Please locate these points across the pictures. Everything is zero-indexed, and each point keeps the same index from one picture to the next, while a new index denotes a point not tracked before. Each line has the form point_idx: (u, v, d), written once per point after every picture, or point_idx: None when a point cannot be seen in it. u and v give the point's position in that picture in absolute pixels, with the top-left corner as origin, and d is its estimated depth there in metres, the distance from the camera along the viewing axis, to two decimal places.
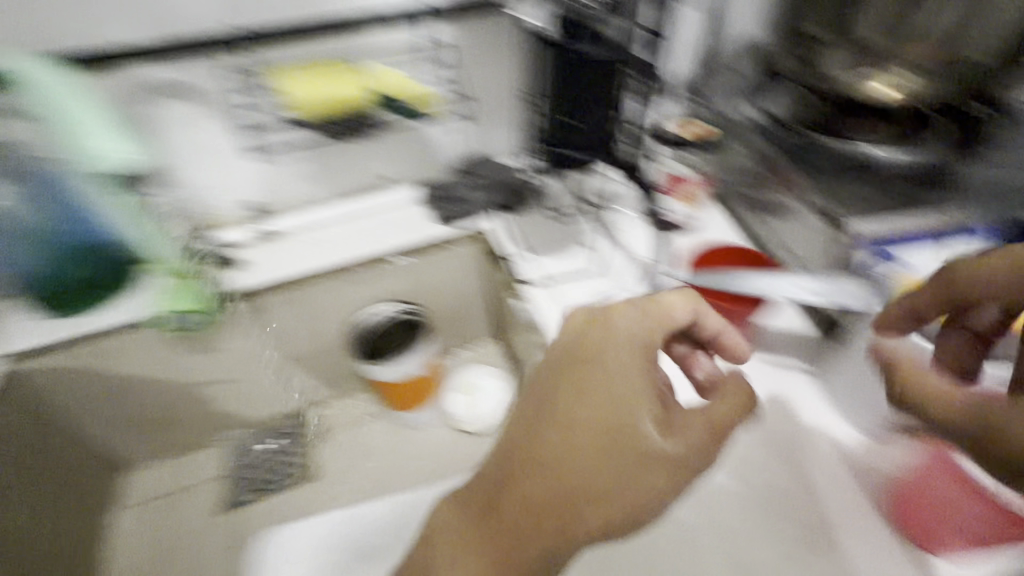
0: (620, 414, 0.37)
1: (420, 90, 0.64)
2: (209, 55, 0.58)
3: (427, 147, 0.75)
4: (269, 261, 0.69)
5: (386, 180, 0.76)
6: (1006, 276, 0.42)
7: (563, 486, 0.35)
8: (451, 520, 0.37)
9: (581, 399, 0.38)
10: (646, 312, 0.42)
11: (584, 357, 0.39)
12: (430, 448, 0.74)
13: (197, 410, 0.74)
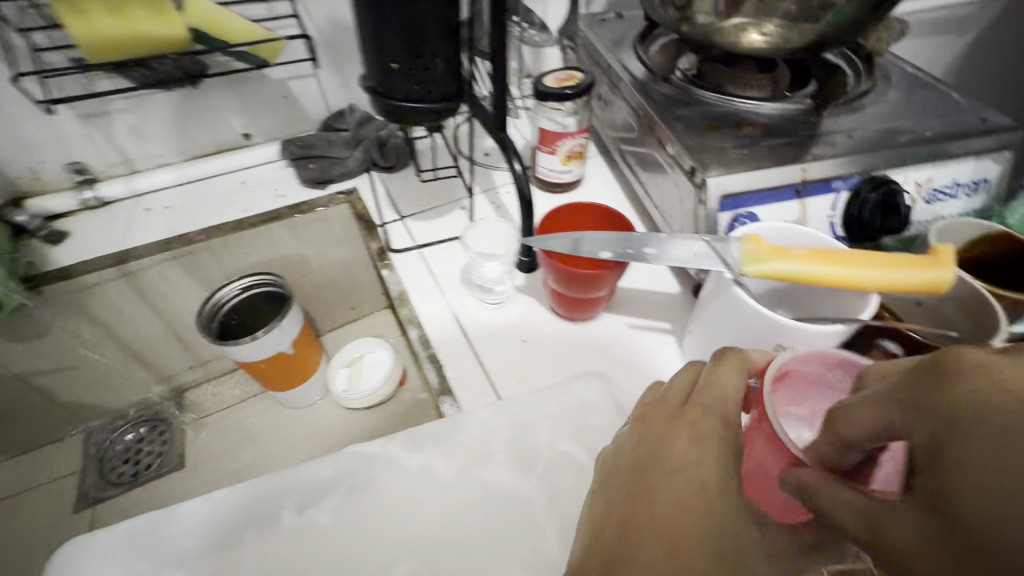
0: (727, 539, 0.28)
1: (249, 30, 0.56)
2: None
3: (286, 97, 0.66)
4: (98, 239, 0.60)
5: (244, 137, 0.68)
6: (881, 411, 0.25)
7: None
8: None
9: (682, 521, 0.28)
10: (721, 400, 0.33)
11: (661, 464, 0.31)
12: (311, 430, 0.69)
13: (43, 399, 0.67)
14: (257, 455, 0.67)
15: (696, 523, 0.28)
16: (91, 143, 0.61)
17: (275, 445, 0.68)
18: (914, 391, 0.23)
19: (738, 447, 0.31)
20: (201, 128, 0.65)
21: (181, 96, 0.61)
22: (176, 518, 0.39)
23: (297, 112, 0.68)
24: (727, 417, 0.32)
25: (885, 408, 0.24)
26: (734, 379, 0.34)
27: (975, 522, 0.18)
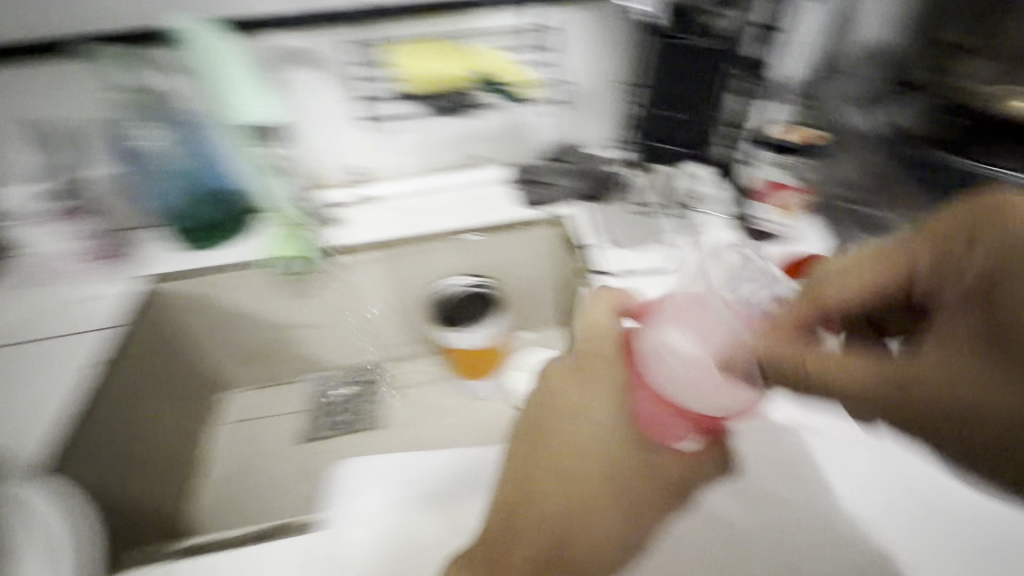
0: (603, 434, 0.43)
1: (524, 77, 0.63)
2: (334, 26, 0.63)
3: (515, 127, 0.76)
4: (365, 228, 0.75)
5: (472, 158, 0.79)
6: (888, 265, 0.41)
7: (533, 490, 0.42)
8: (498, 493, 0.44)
9: (576, 429, 0.43)
10: (601, 341, 0.44)
11: (563, 409, 0.44)
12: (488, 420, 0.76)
13: (288, 348, 0.82)
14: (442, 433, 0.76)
15: (563, 424, 0.44)
16: (369, 150, 0.76)
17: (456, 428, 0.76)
18: (972, 232, 0.39)
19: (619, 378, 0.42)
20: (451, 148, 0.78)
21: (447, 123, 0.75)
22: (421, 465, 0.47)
23: (527, 144, 0.78)
24: (605, 350, 0.44)
25: (920, 248, 0.41)
26: (603, 320, 0.45)
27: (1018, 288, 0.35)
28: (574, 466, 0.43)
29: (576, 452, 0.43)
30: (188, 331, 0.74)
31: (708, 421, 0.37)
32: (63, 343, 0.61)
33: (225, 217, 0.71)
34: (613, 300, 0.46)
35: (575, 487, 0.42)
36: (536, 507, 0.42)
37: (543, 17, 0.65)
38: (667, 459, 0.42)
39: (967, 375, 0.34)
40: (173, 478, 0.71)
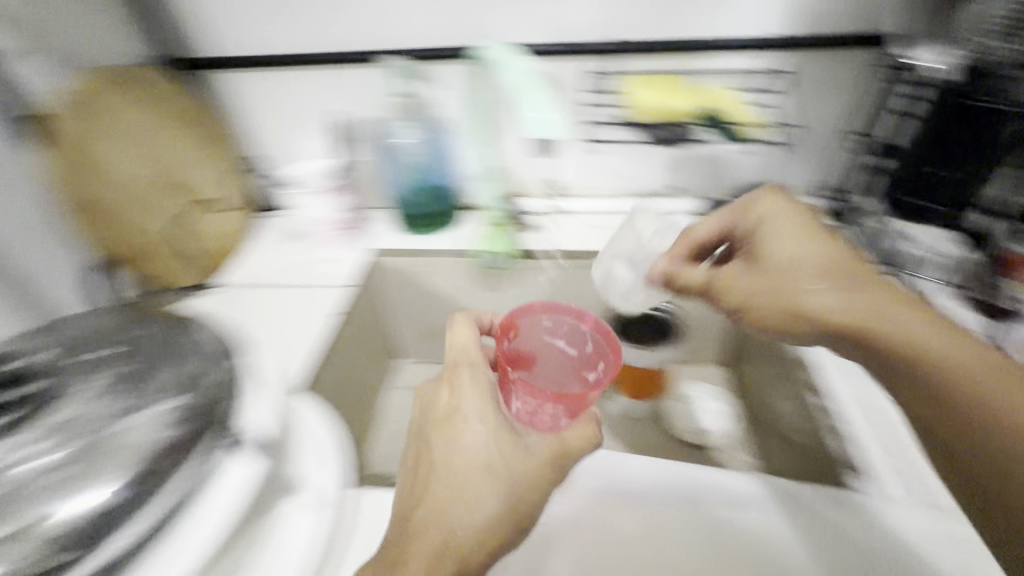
0: (476, 443, 0.41)
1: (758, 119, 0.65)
2: (582, 56, 0.69)
3: (716, 163, 0.78)
4: (555, 239, 0.80)
5: (664, 187, 0.82)
6: (717, 221, 0.57)
7: (451, 478, 0.40)
8: (438, 462, 0.41)
9: (461, 429, 0.42)
10: (464, 353, 0.47)
11: (433, 408, 0.45)
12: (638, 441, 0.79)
13: None
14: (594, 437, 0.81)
15: (460, 438, 0.42)
16: (573, 168, 0.82)
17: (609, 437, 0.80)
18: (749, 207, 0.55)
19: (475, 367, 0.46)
20: (649, 176, 0.81)
21: (651, 155, 0.78)
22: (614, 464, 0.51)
23: (728, 181, 0.79)
24: (472, 362, 0.47)
25: (719, 217, 0.57)
26: (465, 338, 0.48)
27: (806, 253, 0.50)
28: (441, 454, 0.41)
29: (472, 463, 0.40)
30: (390, 298, 0.85)
31: (575, 400, 0.44)
32: (312, 295, 0.72)
33: (443, 209, 0.82)
34: (473, 318, 0.51)
35: (471, 473, 0.40)
36: (430, 502, 0.39)
37: (779, 62, 0.67)
38: (551, 446, 0.42)
39: (869, 308, 0.44)
40: (364, 424, 0.81)
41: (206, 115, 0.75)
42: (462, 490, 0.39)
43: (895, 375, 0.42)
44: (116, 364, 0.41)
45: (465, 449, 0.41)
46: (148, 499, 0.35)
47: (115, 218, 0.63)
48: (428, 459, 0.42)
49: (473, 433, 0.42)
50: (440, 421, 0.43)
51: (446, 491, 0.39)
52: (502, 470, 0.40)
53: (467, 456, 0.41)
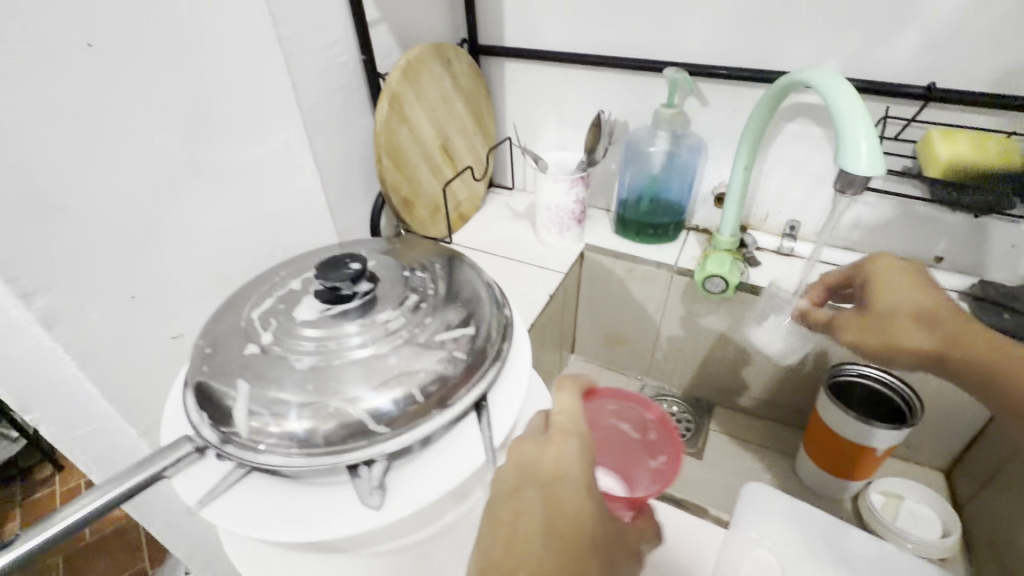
0: (582, 515, 0.36)
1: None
2: (878, 97, 0.65)
3: (1014, 246, 0.69)
4: (781, 280, 0.77)
5: (936, 259, 0.75)
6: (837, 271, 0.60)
7: (558, 541, 0.34)
8: (537, 520, 0.35)
9: (563, 496, 0.36)
10: (571, 420, 0.41)
11: (534, 466, 0.38)
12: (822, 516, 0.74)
13: (647, 346, 0.91)
14: None
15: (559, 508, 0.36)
16: (819, 211, 0.78)
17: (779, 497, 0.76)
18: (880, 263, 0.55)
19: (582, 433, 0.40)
20: (909, 242, 0.75)
21: (919, 219, 0.72)
22: (844, 540, 0.46)
23: (1010, 266, 0.70)
24: (581, 431, 0.40)
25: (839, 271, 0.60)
26: (570, 403, 0.42)
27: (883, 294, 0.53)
28: (540, 520, 0.35)
29: (574, 532, 0.35)
30: (588, 294, 0.91)
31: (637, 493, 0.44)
32: (530, 271, 0.82)
33: (666, 221, 0.83)
34: (578, 379, 0.44)
35: (572, 548, 0.34)
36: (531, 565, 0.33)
37: None
38: (631, 537, 0.39)
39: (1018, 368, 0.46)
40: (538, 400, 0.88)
41: (484, 98, 0.89)
42: (566, 550, 0.34)
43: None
44: (424, 285, 0.49)
45: (573, 515, 0.36)
46: (444, 405, 0.41)
47: (407, 168, 0.76)
48: (523, 518, 0.35)
49: (580, 495, 0.37)
50: (546, 477, 0.37)
51: (547, 552, 0.34)
52: (604, 543, 0.36)
53: (573, 519, 0.35)
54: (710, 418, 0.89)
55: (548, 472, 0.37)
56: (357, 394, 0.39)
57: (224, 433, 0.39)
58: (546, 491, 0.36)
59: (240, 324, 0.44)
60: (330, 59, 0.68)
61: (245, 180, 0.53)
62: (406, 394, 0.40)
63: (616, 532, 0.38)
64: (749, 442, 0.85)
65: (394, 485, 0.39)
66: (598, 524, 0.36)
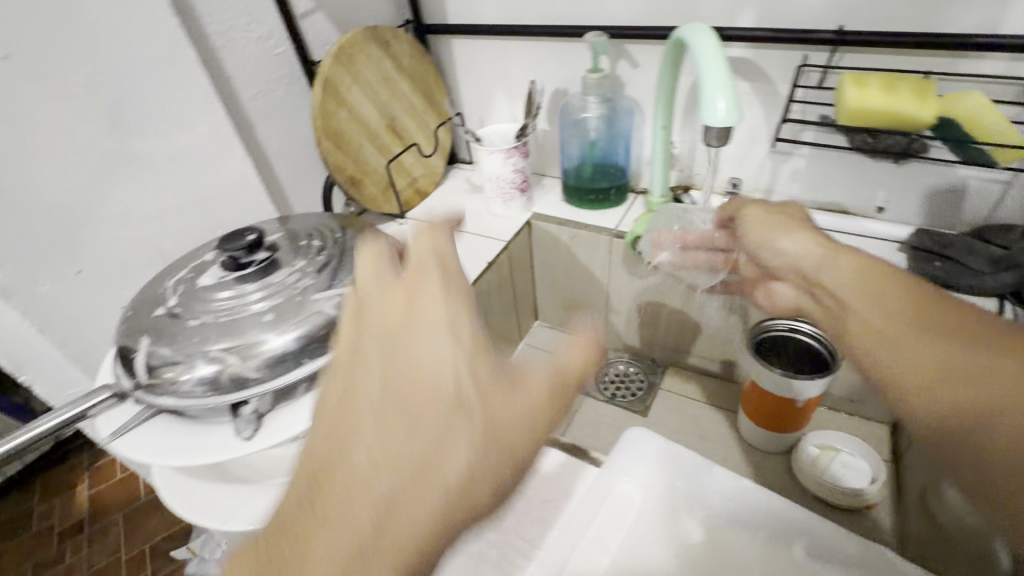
0: (436, 357, 0.29)
1: (1007, 134, 0.54)
2: (793, 46, 0.64)
3: (953, 191, 0.66)
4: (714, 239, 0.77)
5: (877, 210, 0.72)
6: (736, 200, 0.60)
7: (399, 407, 0.28)
8: (378, 381, 0.29)
9: (411, 347, 0.30)
10: (428, 256, 0.33)
11: (374, 325, 0.32)
12: (759, 468, 0.75)
13: (601, 310, 0.94)
14: (706, 445, 0.79)
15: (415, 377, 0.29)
16: (756, 165, 0.76)
17: (720, 451, 0.78)
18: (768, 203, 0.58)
19: (445, 273, 0.33)
20: (849, 194, 0.73)
21: (853, 169, 0.70)
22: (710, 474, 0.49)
23: (954, 212, 0.67)
24: (442, 265, 0.33)
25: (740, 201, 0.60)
26: (431, 239, 0.34)
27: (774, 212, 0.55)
28: (374, 385, 0.29)
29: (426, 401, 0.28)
30: (541, 261, 0.94)
31: None
32: (475, 241, 0.86)
33: (606, 186, 0.85)
34: (450, 219, 0.37)
35: (425, 405, 0.28)
36: (360, 439, 0.27)
37: None
38: (553, 376, 0.30)
39: (893, 311, 0.37)
40: None
41: (433, 76, 0.92)
42: (406, 418, 0.28)
43: (932, 383, 0.32)
44: (321, 252, 0.55)
45: (421, 367, 0.29)
46: (323, 351, 0.48)
47: (351, 149, 0.81)
48: (364, 382, 0.29)
49: (435, 343, 0.30)
50: (395, 331, 0.31)
51: (386, 418, 0.28)
52: (471, 389, 0.29)
53: (424, 375, 0.29)
54: (663, 378, 0.91)
55: (390, 325, 0.31)
56: (264, 337, 0.47)
57: (136, 381, 0.46)
58: (392, 351, 0.30)
59: (158, 292, 0.51)
60: (265, 51, 0.73)
61: (178, 166, 0.60)
62: (288, 344, 0.46)
63: (504, 381, 0.30)
64: (699, 400, 0.86)
65: (269, 421, 0.47)
66: (470, 367, 0.29)
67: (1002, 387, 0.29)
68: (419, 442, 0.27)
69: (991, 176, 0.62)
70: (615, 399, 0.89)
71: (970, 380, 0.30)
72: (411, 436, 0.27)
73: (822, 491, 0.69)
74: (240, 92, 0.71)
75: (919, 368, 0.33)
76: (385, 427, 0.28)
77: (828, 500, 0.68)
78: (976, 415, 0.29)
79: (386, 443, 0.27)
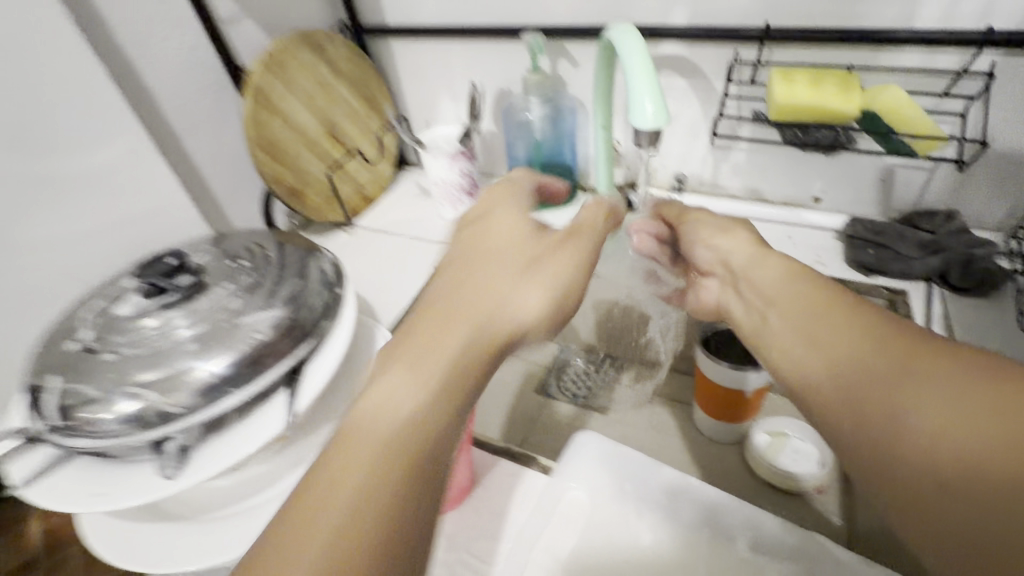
0: (511, 227, 0.41)
1: (926, 126, 0.55)
2: (724, 43, 0.65)
3: (882, 180, 0.68)
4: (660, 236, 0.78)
5: (814, 200, 0.74)
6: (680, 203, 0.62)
7: (481, 265, 0.38)
8: (465, 254, 0.39)
9: (490, 228, 0.41)
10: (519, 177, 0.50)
11: (462, 226, 0.43)
12: (714, 458, 0.77)
13: None
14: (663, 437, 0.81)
15: (436, 314, 0.34)
16: (698, 160, 0.77)
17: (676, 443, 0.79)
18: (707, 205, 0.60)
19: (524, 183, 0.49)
20: (787, 185, 0.74)
21: (789, 161, 0.72)
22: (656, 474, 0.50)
23: (883, 200, 0.70)
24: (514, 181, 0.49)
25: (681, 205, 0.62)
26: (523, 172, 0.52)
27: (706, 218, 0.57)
28: (461, 259, 0.39)
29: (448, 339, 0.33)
30: None
31: None
32: (424, 248, 0.84)
33: None
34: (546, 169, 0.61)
35: (502, 263, 0.38)
36: (451, 296, 0.35)
37: (964, 61, 0.56)
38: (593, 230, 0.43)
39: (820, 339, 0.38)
40: None
41: (375, 80, 0.89)
42: (492, 268, 0.37)
43: (838, 385, 0.35)
44: (252, 273, 0.53)
45: (497, 238, 0.40)
46: (257, 375, 0.46)
47: (288, 159, 0.78)
48: (451, 262, 0.39)
49: (501, 228, 0.41)
50: (473, 227, 0.42)
51: (466, 279, 0.37)
52: (542, 243, 0.40)
53: (498, 241, 0.40)
54: (620, 374, 0.92)
55: (469, 229, 0.42)
56: (192, 365, 0.45)
57: (47, 422, 0.43)
58: (472, 235, 0.41)
59: (72, 324, 0.48)
60: (188, 60, 0.69)
61: (90, 186, 0.57)
62: (216, 373, 0.45)
63: (566, 238, 0.42)
64: (656, 393, 0.87)
65: (196, 454, 0.44)
66: (532, 237, 0.40)
67: (911, 438, 0.30)
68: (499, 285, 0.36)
69: (914, 165, 0.65)
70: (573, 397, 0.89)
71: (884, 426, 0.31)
72: (496, 285, 0.36)
73: (773, 477, 0.71)
74: (160, 104, 0.68)
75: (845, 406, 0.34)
76: (465, 284, 0.36)
77: (778, 485, 0.70)
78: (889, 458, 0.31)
79: (473, 292, 0.35)
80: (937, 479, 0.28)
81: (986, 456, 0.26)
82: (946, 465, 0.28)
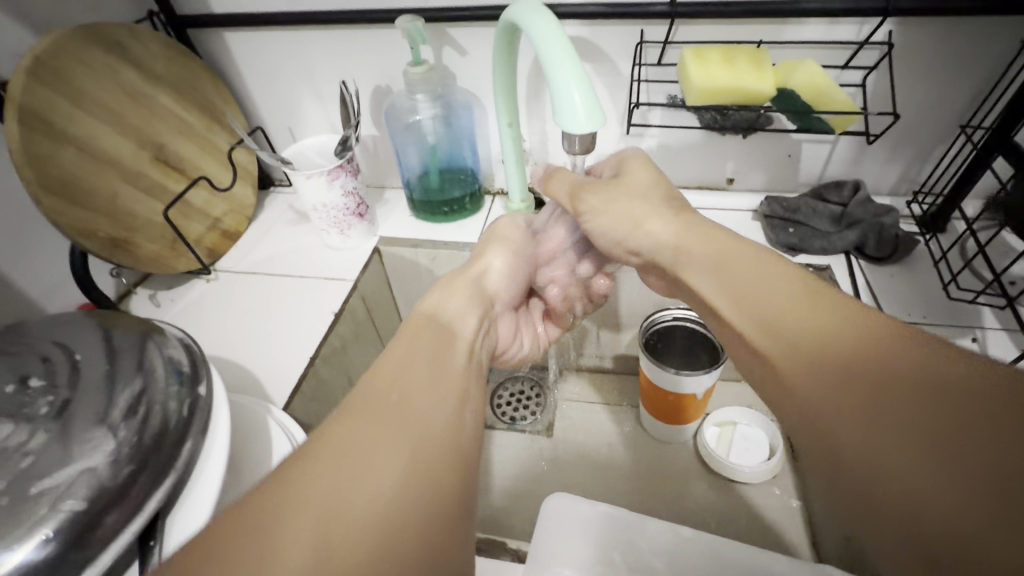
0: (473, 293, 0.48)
1: (841, 103, 0.54)
2: (627, 21, 0.58)
3: (790, 156, 0.67)
4: None
5: (728, 181, 0.72)
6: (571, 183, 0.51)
7: (442, 314, 0.43)
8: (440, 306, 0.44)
9: (453, 290, 0.47)
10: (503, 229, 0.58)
11: (435, 299, 0.45)
12: (668, 463, 0.74)
13: None
14: (615, 450, 0.76)
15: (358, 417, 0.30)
16: (611, 151, 0.71)
17: (629, 454, 0.75)
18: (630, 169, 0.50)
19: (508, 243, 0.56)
20: (700, 169, 0.71)
21: (699, 144, 0.68)
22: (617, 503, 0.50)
23: (791, 175, 0.69)
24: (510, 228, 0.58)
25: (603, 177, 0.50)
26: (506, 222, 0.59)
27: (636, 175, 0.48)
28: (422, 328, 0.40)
29: (409, 411, 0.32)
30: (400, 287, 0.81)
31: None
32: (313, 288, 0.69)
33: (457, 192, 0.74)
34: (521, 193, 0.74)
35: (460, 299, 0.46)
36: (434, 315, 0.43)
37: (863, 32, 0.55)
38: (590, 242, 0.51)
39: (764, 288, 0.35)
40: None
41: (211, 85, 0.70)
42: (443, 323, 0.42)
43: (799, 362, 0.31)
44: (51, 393, 0.35)
45: (460, 283, 0.49)
46: (87, 559, 0.31)
47: (98, 201, 0.57)
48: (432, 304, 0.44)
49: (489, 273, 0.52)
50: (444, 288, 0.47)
51: (424, 338, 0.39)
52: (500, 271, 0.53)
53: (466, 283, 0.49)
54: (558, 387, 0.84)
55: (456, 283, 0.48)
56: None
57: None
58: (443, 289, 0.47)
59: None
60: None
61: None
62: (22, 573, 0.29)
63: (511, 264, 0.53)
64: (597, 402, 0.82)
65: None
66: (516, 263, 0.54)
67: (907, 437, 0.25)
68: (439, 330, 0.41)
69: (819, 139, 0.64)
70: (515, 424, 0.81)
71: (851, 403, 0.27)
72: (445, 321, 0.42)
73: (730, 472, 0.70)
74: None
75: (823, 400, 0.29)
76: (435, 337, 0.39)
77: (736, 477, 0.70)
78: (849, 435, 0.27)
79: (435, 321, 0.42)
80: (889, 479, 0.25)
81: (938, 453, 0.24)
82: (920, 462, 0.24)
